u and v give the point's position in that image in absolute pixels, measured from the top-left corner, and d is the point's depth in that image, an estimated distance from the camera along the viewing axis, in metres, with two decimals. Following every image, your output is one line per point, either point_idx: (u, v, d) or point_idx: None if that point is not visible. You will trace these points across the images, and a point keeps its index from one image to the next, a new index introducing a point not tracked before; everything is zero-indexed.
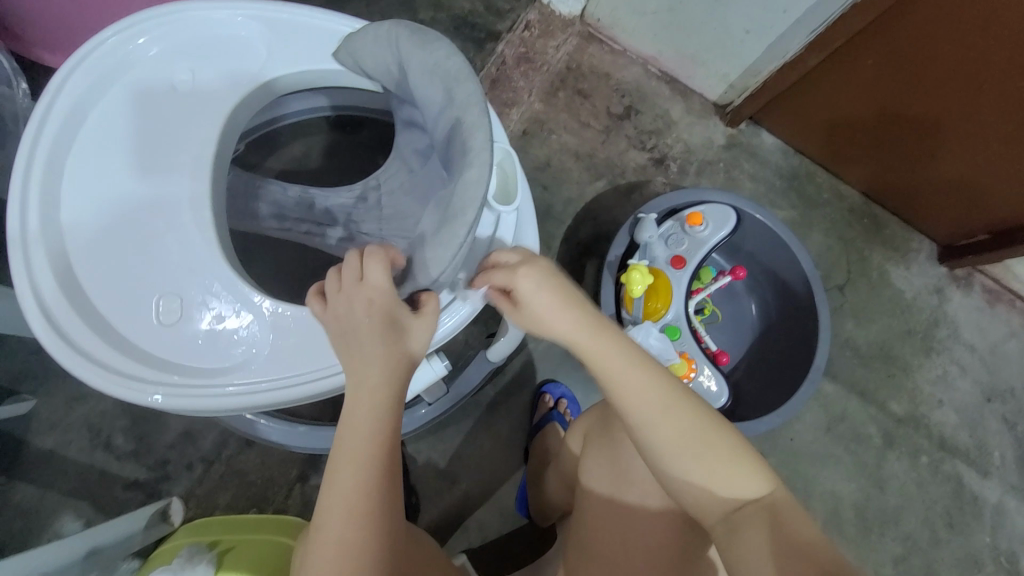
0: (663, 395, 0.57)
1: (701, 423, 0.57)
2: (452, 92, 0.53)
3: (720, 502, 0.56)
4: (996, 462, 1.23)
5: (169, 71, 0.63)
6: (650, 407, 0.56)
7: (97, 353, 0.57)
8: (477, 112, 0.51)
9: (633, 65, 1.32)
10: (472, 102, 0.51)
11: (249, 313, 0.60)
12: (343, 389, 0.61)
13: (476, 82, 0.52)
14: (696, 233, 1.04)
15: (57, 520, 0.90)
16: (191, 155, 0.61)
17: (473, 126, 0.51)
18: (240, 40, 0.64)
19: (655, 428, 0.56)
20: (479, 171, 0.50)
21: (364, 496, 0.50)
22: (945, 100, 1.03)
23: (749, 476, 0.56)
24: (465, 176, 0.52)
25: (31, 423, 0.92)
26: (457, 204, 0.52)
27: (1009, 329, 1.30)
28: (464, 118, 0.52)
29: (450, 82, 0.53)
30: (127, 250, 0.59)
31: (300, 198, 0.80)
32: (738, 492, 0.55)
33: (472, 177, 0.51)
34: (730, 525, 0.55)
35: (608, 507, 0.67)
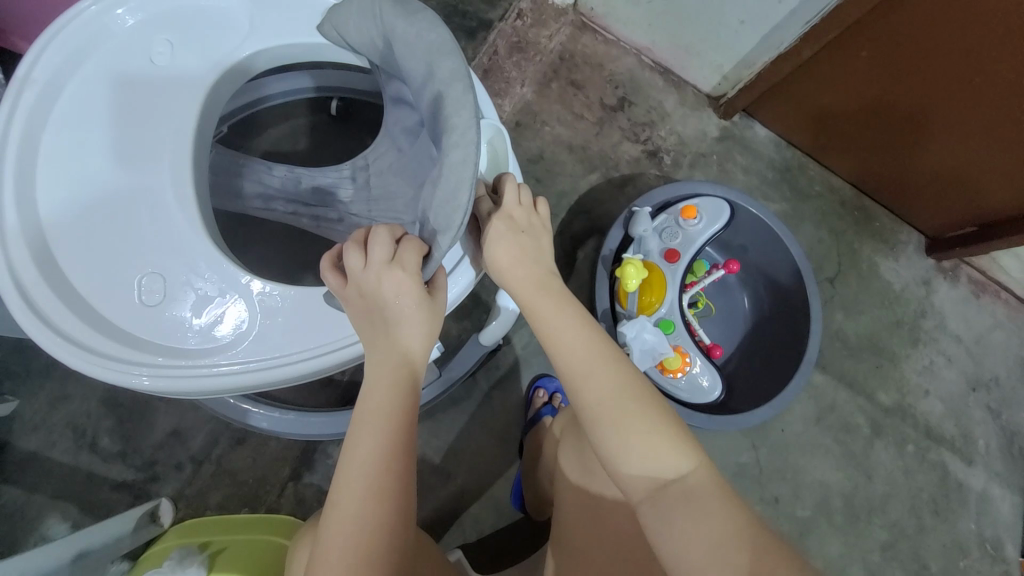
0: (589, 360, 0.55)
1: (625, 391, 0.54)
2: (435, 66, 0.51)
3: (641, 481, 0.53)
4: (980, 450, 1.26)
5: (147, 43, 0.59)
6: (572, 369, 0.55)
7: (76, 335, 0.53)
8: (461, 88, 0.50)
9: (627, 55, 1.31)
10: (456, 78, 0.50)
11: (237, 294, 0.57)
12: (338, 369, 0.58)
13: (459, 56, 0.50)
14: (690, 226, 1.04)
15: (43, 522, 0.88)
16: (173, 130, 0.57)
17: (457, 103, 0.50)
18: (220, 11, 0.60)
19: (578, 392, 0.55)
20: (465, 152, 0.49)
21: (385, 472, 0.50)
22: (937, 92, 1.03)
23: (675, 454, 0.53)
24: (450, 157, 0.50)
25: (13, 425, 0.90)
26: (446, 185, 0.51)
27: (994, 319, 1.32)
28: (446, 94, 0.50)
29: (433, 56, 0.51)
30: (108, 226, 0.55)
31: (286, 177, 0.76)
32: (665, 470, 0.52)
33: (458, 158, 0.49)
34: (656, 505, 0.52)
35: (580, 498, 0.67)
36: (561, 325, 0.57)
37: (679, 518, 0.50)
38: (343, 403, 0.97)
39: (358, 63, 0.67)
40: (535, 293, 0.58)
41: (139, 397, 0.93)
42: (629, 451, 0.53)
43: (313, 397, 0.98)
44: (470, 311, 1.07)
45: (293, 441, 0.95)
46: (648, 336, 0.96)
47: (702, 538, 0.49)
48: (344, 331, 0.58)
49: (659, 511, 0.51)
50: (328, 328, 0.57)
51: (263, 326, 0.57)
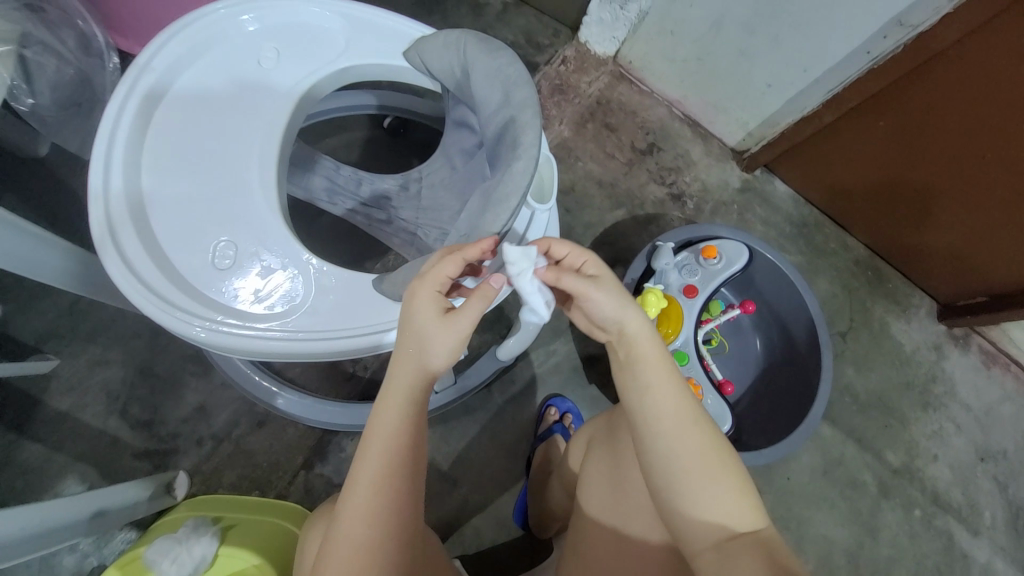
0: (680, 416, 0.56)
1: (711, 450, 0.56)
2: (509, 95, 0.59)
3: (709, 532, 0.54)
4: (988, 522, 1.24)
5: (258, 48, 0.67)
6: (673, 421, 0.55)
7: (152, 285, 0.58)
8: (532, 114, 0.57)
9: (659, 106, 1.41)
10: (528, 105, 0.57)
11: (296, 269, 0.62)
12: (376, 351, 0.62)
13: (533, 88, 0.58)
14: (710, 265, 1.09)
15: (62, 481, 0.91)
16: (268, 123, 0.65)
17: (526, 125, 0.57)
18: (324, 31, 0.69)
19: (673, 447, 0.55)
20: (527, 163, 0.56)
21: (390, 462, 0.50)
22: (952, 166, 1.10)
23: (745, 511, 0.55)
24: (513, 167, 0.57)
25: (50, 382, 0.94)
26: (504, 190, 0.56)
27: (1004, 392, 1.33)
28: (519, 118, 0.58)
29: (510, 86, 0.59)
30: (196, 195, 0.62)
31: (350, 178, 0.84)
32: (730, 523, 0.55)
33: (519, 168, 0.56)
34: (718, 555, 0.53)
35: (607, 523, 0.67)
36: (654, 381, 0.56)
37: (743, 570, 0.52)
38: (363, 397, 1.00)
39: (430, 87, 0.75)
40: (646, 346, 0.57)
41: (172, 369, 0.97)
42: (710, 503, 0.54)
43: (334, 389, 1.00)
44: (492, 324, 1.12)
45: (310, 430, 0.98)
46: None
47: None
48: (388, 314, 0.62)
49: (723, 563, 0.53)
50: (376, 311, 0.62)
51: (315, 301, 0.61)
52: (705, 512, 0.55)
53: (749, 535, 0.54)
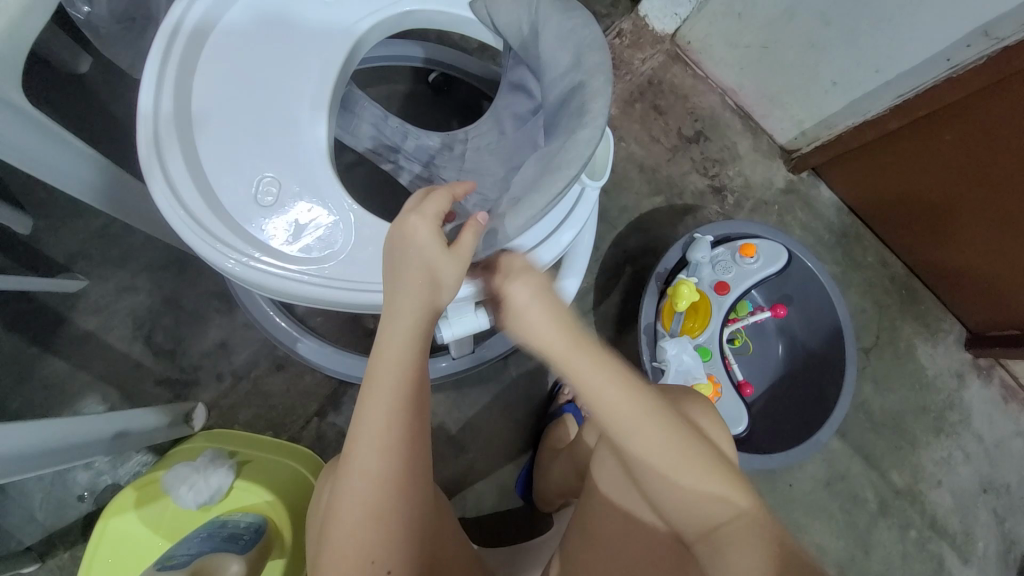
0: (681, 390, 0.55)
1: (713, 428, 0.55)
2: (581, 59, 0.56)
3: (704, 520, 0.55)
4: (981, 553, 1.24)
5: None
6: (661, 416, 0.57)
7: (193, 212, 0.57)
8: (602, 81, 0.54)
9: (712, 93, 1.35)
10: (600, 71, 0.54)
11: (337, 215, 0.60)
12: None
13: (606, 54, 0.55)
14: (745, 263, 1.06)
15: (85, 398, 0.93)
16: (323, 61, 0.63)
17: (596, 92, 0.54)
18: None
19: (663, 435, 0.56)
20: (592, 132, 0.53)
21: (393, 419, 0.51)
22: (1018, 193, 1.04)
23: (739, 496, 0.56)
24: (577, 135, 0.54)
25: (80, 301, 0.95)
26: (564, 157, 0.54)
27: (1020, 428, 1.31)
28: (588, 83, 0.55)
29: (582, 49, 0.56)
30: (243, 126, 0.60)
31: (398, 128, 0.81)
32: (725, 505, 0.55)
33: (584, 136, 0.53)
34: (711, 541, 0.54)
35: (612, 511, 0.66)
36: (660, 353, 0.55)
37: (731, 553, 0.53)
38: None
39: (491, 44, 0.72)
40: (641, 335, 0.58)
41: (197, 303, 0.97)
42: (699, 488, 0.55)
43: (354, 341, 1.00)
44: None
45: (327, 379, 0.99)
46: (686, 357, 0.98)
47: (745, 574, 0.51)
48: None
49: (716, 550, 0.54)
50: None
51: (353, 249, 0.60)
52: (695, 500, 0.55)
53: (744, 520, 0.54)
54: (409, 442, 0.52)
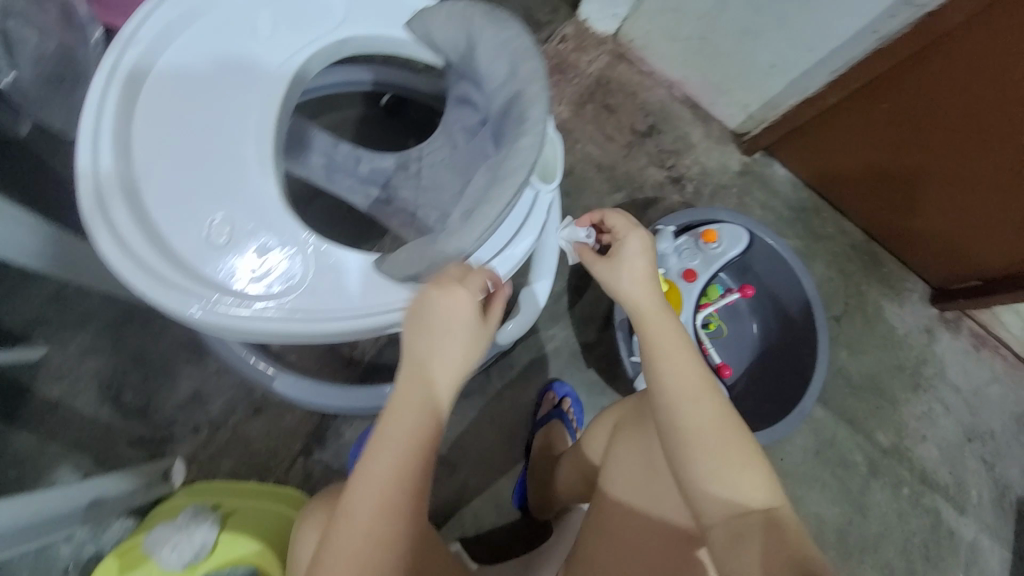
0: (693, 383, 0.61)
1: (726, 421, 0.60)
2: (516, 69, 0.57)
3: (722, 509, 0.58)
4: (973, 500, 1.27)
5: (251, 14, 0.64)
6: (681, 392, 0.60)
7: (145, 263, 0.56)
8: (538, 89, 0.55)
9: (659, 87, 1.38)
10: (535, 80, 0.55)
11: (294, 247, 0.59)
12: (379, 332, 0.60)
13: (540, 62, 0.56)
14: (709, 249, 1.09)
15: (58, 469, 0.89)
16: (262, 96, 0.63)
17: (533, 100, 0.55)
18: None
19: (676, 413, 0.60)
20: (535, 139, 0.53)
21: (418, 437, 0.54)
22: (959, 149, 1.09)
23: (760, 491, 0.58)
24: (520, 142, 0.54)
25: (41, 370, 0.92)
26: (511, 164, 0.54)
27: (993, 374, 1.36)
28: (525, 93, 0.56)
29: (516, 60, 0.57)
30: (187, 170, 0.59)
31: (347, 154, 0.81)
32: (743, 498, 0.58)
33: (526, 142, 0.54)
34: (732, 532, 0.56)
35: (625, 518, 0.67)
36: (668, 351, 0.63)
37: (753, 541, 0.55)
38: (363, 381, 1.00)
39: (432, 61, 0.72)
40: (656, 322, 0.64)
41: (164, 357, 0.95)
42: (720, 475, 0.58)
43: (334, 373, 1.00)
44: None
45: (309, 416, 0.97)
46: None
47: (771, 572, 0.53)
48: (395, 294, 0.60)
49: (734, 539, 0.56)
50: (375, 294, 0.60)
51: (314, 280, 0.59)
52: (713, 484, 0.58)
53: (763, 514, 0.57)
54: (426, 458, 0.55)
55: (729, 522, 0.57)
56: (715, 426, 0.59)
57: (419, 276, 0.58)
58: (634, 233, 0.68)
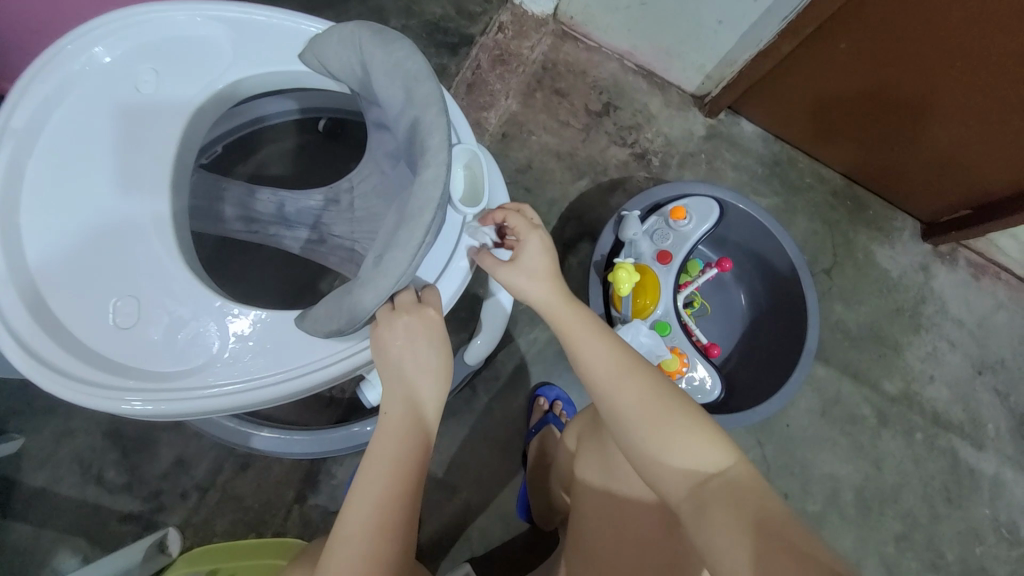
0: (611, 363, 0.60)
1: (653, 399, 0.57)
2: (412, 93, 0.53)
3: (681, 480, 0.54)
4: (991, 433, 1.24)
5: (133, 74, 0.61)
6: (603, 374, 0.59)
7: (61, 366, 0.54)
8: (435, 112, 0.51)
9: (609, 61, 1.32)
10: (432, 102, 0.51)
11: (211, 318, 0.57)
12: (314, 388, 0.58)
13: (435, 83, 0.52)
14: (680, 227, 1.04)
15: (54, 557, 0.88)
16: (153, 158, 0.60)
17: (432, 127, 0.51)
18: (203, 41, 0.63)
19: (614, 398, 0.58)
20: (438, 170, 0.49)
21: (398, 463, 0.54)
22: (921, 80, 1.03)
23: (711, 450, 0.55)
24: (423, 176, 0.50)
25: (20, 461, 0.91)
26: (416, 201, 0.50)
27: (996, 301, 1.31)
28: (423, 120, 0.52)
29: (410, 82, 0.53)
30: (88, 258, 0.56)
31: (268, 201, 0.78)
32: (698, 472, 0.54)
33: (430, 177, 0.50)
34: (695, 504, 0.53)
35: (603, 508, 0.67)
36: (580, 331, 0.62)
37: (716, 508, 0.51)
38: (345, 420, 0.98)
39: (337, 89, 0.69)
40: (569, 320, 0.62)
41: (141, 428, 0.93)
42: (669, 446, 0.55)
43: (315, 416, 0.98)
44: (465, 323, 1.08)
45: (297, 463, 0.96)
46: (643, 339, 0.97)
47: (734, 550, 0.49)
48: (324, 348, 0.58)
49: (699, 511, 0.52)
50: (300, 350, 0.58)
51: (237, 349, 0.57)
52: (667, 458, 0.55)
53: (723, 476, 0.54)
54: (411, 482, 0.54)
55: (691, 496, 0.53)
56: (653, 400, 0.57)
57: (342, 330, 0.53)
58: (533, 234, 0.62)
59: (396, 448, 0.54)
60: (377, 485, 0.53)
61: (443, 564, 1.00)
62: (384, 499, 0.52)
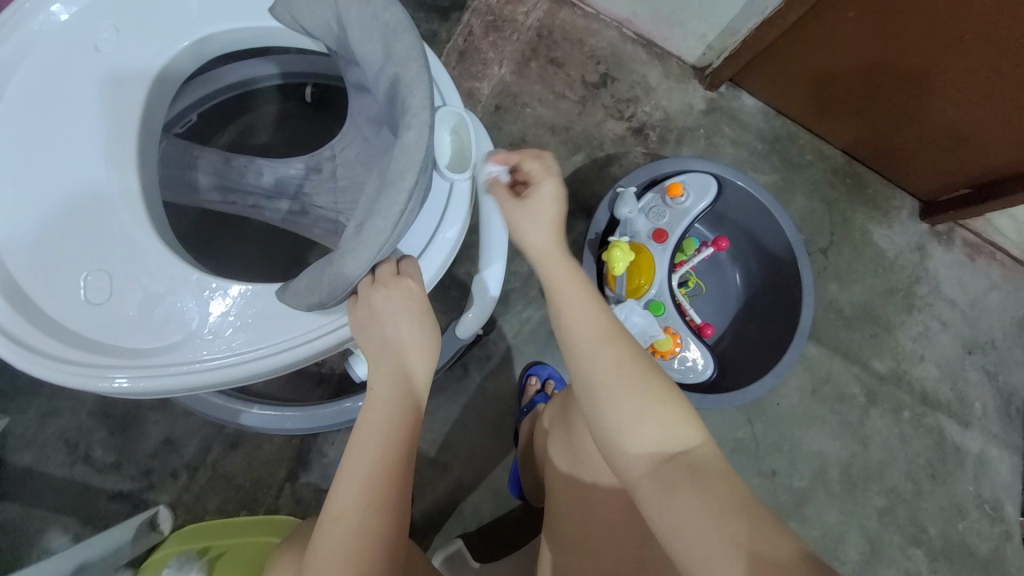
0: (593, 331, 0.58)
1: (626, 368, 0.56)
2: (391, 49, 0.49)
3: (643, 455, 0.53)
4: (977, 412, 1.26)
5: (91, 33, 0.56)
6: (582, 340, 0.58)
7: (34, 342, 0.52)
8: (417, 68, 0.48)
9: (608, 29, 1.26)
10: (412, 58, 0.48)
11: (186, 291, 0.55)
12: (295, 363, 0.56)
13: (415, 34, 0.49)
14: (677, 204, 1.02)
15: (44, 536, 0.88)
16: (118, 125, 0.56)
17: (412, 84, 0.48)
18: None
19: (585, 363, 0.57)
20: (419, 131, 0.47)
21: (390, 445, 0.52)
22: (928, 51, 0.99)
23: (679, 427, 0.54)
24: (404, 138, 0.48)
25: (5, 441, 0.90)
26: (397, 167, 0.48)
27: (990, 282, 1.31)
28: (403, 75, 0.49)
29: (389, 36, 0.49)
30: (52, 229, 0.53)
31: (244, 167, 0.74)
32: (667, 447, 0.53)
33: (412, 140, 0.47)
34: (658, 480, 0.51)
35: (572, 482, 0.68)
36: (567, 295, 0.60)
37: (680, 485, 0.50)
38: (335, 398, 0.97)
39: (314, 48, 0.65)
40: (552, 273, 0.61)
41: (128, 408, 0.92)
42: (633, 419, 0.54)
43: (304, 394, 0.98)
44: (457, 302, 1.07)
45: (287, 443, 0.95)
46: (636, 319, 0.95)
47: (708, 529, 0.47)
48: (305, 325, 0.56)
49: (661, 487, 0.51)
50: (280, 326, 0.56)
51: (213, 323, 0.55)
52: (630, 432, 0.54)
53: (691, 452, 0.53)
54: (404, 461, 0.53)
55: (652, 473, 0.52)
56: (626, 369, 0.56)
57: (324, 303, 0.52)
58: (549, 179, 0.62)
59: (383, 424, 0.53)
60: (364, 467, 0.51)
61: (435, 541, 1.01)
62: (372, 477, 0.51)
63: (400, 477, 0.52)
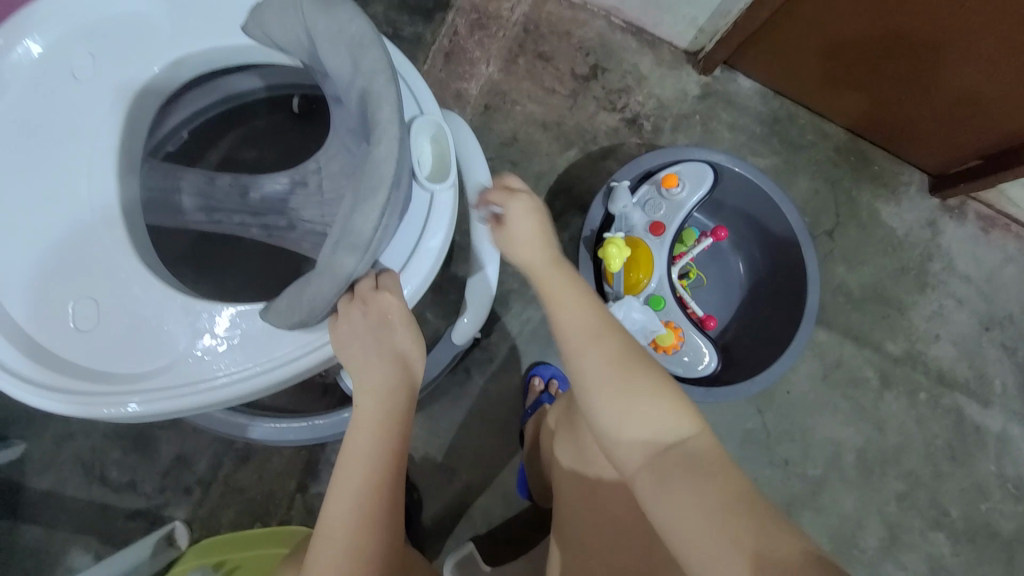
0: (584, 331, 0.56)
1: (620, 367, 0.55)
2: (359, 63, 0.49)
3: (641, 450, 0.53)
4: (997, 390, 1.22)
5: (69, 63, 0.57)
6: (576, 341, 0.57)
7: (31, 373, 0.53)
8: (384, 81, 0.48)
9: (595, 19, 1.24)
10: (379, 71, 0.48)
11: (171, 314, 0.55)
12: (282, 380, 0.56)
13: (383, 49, 0.50)
14: (673, 195, 1.00)
15: (67, 555, 0.91)
16: (100, 154, 0.57)
17: (381, 98, 0.48)
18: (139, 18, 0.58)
19: (578, 365, 0.56)
20: (390, 145, 0.47)
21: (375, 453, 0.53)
22: (927, 20, 0.95)
23: (677, 421, 0.53)
24: (376, 152, 0.48)
25: (25, 466, 0.93)
26: (370, 181, 0.48)
27: (1006, 255, 1.27)
28: (371, 88, 0.49)
29: (357, 50, 0.50)
30: (39, 262, 0.55)
31: (231, 185, 0.75)
32: (667, 442, 0.52)
33: (382, 153, 0.47)
34: (654, 473, 0.51)
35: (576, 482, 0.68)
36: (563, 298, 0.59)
37: (678, 481, 0.50)
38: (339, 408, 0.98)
39: (291, 63, 0.65)
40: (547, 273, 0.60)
41: (139, 428, 0.94)
42: (630, 416, 0.53)
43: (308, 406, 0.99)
44: (456, 306, 1.06)
45: (296, 454, 0.96)
46: (636, 315, 0.94)
47: (710, 520, 0.47)
48: (291, 343, 0.56)
49: (658, 482, 0.51)
50: (265, 344, 0.56)
51: (199, 345, 0.55)
52: (627, 429, 0.53)
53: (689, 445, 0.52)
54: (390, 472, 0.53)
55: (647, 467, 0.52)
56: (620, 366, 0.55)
57: (306, 320, 0.52)
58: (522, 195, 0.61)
59: (368, 437, 0.53)
60: (350, 477, 0.52)
61: (446, 545, 1.02)
62: (362, 485, 0.51)
63: (386, 486, 0.52)
